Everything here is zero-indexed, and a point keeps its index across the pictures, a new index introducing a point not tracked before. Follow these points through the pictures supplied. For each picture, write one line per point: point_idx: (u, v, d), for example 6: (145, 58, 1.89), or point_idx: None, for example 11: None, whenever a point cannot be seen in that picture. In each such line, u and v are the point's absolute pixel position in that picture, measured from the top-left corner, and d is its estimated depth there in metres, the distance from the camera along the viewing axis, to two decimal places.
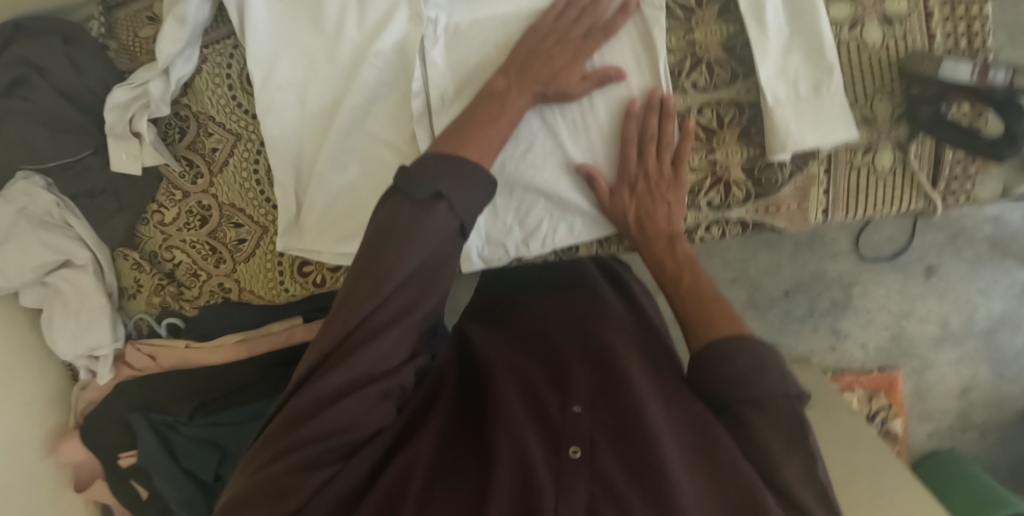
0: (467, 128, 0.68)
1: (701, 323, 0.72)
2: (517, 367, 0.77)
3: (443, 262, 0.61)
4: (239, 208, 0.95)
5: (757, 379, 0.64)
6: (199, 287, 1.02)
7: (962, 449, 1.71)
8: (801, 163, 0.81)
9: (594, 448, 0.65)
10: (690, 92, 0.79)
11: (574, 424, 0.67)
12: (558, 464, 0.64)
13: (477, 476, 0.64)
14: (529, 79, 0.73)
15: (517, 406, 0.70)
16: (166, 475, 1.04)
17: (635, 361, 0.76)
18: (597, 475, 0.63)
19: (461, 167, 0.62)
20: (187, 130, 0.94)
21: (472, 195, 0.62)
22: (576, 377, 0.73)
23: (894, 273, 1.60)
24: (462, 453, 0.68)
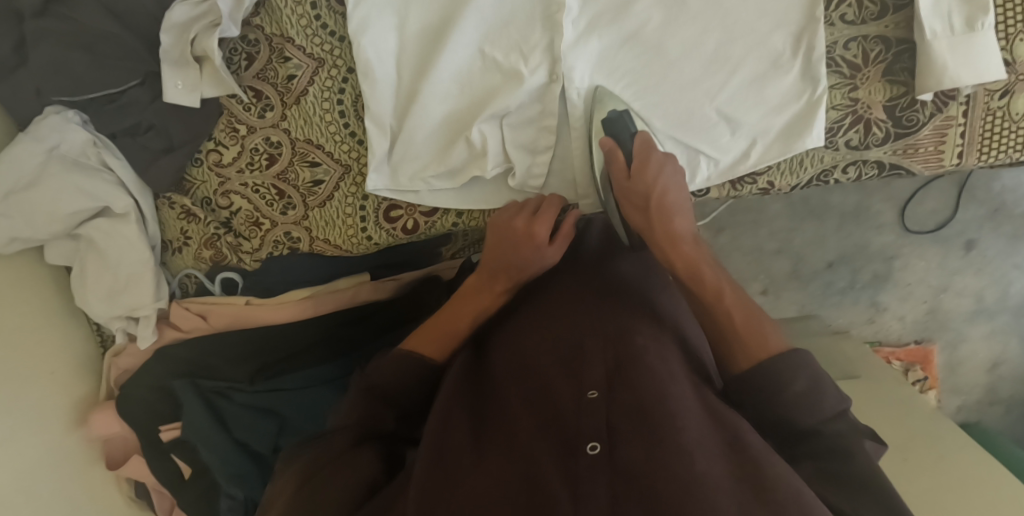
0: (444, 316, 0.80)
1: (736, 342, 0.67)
2: (524, 354, 0.72)
3: (409, 367, 0.74)
4: (317, 144, 0.85)
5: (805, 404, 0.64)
6: (261, 238, 0.91)
7: (988, 422, 1.74)
8: (942, 104, 0.77)
9: (613, 441, 0.59)
10: (837, 25, 0.75)
11: (590, 416, 0.61)
12: (575, 465, 0.57)
13: (482, 484, 0.58)
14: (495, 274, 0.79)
15: (528, 411, 0.65)
16: (217, 448, 0.94)
17: (654, 343, 0.70)
18: (621, 471, 0.56)
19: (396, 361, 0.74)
20: (256, 55, 0.84)
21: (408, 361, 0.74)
22: (586, 361, 0.67)
23: (934, 246, 1.59)
24: (469, 460, 0.62)
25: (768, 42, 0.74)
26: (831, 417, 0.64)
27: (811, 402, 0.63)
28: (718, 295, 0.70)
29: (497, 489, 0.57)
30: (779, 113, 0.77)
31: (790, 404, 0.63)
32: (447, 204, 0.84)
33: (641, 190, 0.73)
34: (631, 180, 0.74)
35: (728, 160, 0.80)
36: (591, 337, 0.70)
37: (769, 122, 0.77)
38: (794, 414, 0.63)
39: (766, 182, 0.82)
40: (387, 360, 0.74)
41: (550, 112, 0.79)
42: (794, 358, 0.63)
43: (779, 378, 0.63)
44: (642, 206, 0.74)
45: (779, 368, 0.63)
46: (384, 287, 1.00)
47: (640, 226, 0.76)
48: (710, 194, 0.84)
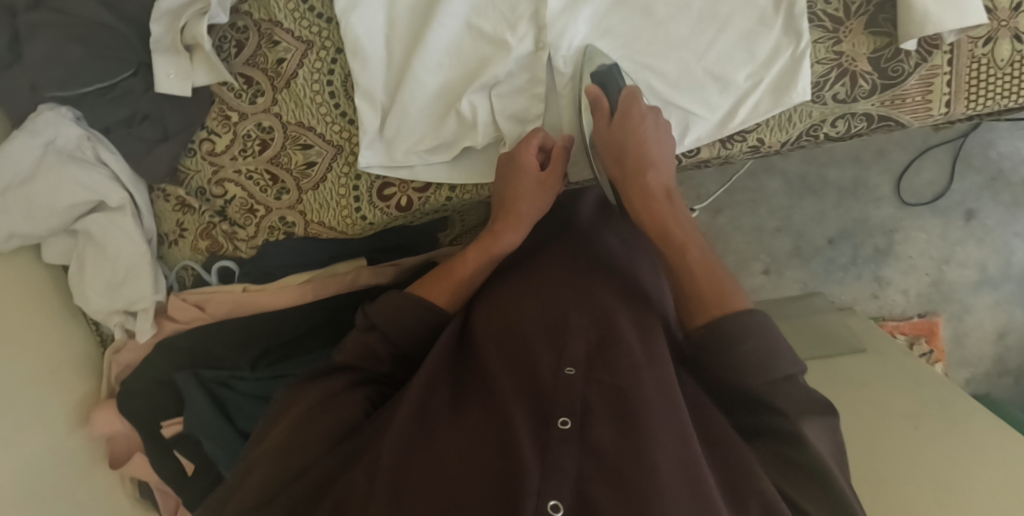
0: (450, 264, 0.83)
1: (698, 307, 0.69)
2: (508, 322, 0.75)
3: (407, 319, 0.76)
4: (309, 127, 0.85)
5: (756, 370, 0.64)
6: (256, 225, 0.91)
7: (999, 395, 1.71)
8: (926, 53, 0.77)
9: (585, 418, 0.63)
10: None
11: (566, 390, 0.65)
12: (546, 437, 0.61)
13: (455, 445, 0.62)
14: (494, 230, 0.82)
15: (509, 376, 0.68)
16: (218, 439, 0.93)
17: (636, 321, 0.73)
18: (587, 448, 0.61)
19: (401, 305, 0.76)
20: (246, 42, 0.85)
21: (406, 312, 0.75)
22: (570, 336, 0.70)
23: (934, 218, 1.59)
24: (448, 422, 0.66)
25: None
26: (781, 381, 0.64)
27: (764, 362, 0.64)
28: (680, 249, 0.73)
29: (471, 449, 0.62)
30: (771, 68, 0.77)
31: (744, 365, 0.64)
32: (439, 178, 0.83)
33: (619, 135, 0.76)
34: (612, 124, 0.76)
35: (722, 120, 0.80)
36: (577, 314, 0.73)
37: (760, 80, 0.77)
38: (751, 369, 0.64)
39: (756, 139, 0.81)
40: (388, 300, 0.76)
41: (541, 80, 0.78)
42: (755, 321, 0.64)
43: (734, 335, 0.64)
44: (618, 153, 0.77)
45: (728, 327, 0.65)
46: (383, 271, 0.99)
47: (613, 167, 0.79)
48: (702, 155, 0.83)
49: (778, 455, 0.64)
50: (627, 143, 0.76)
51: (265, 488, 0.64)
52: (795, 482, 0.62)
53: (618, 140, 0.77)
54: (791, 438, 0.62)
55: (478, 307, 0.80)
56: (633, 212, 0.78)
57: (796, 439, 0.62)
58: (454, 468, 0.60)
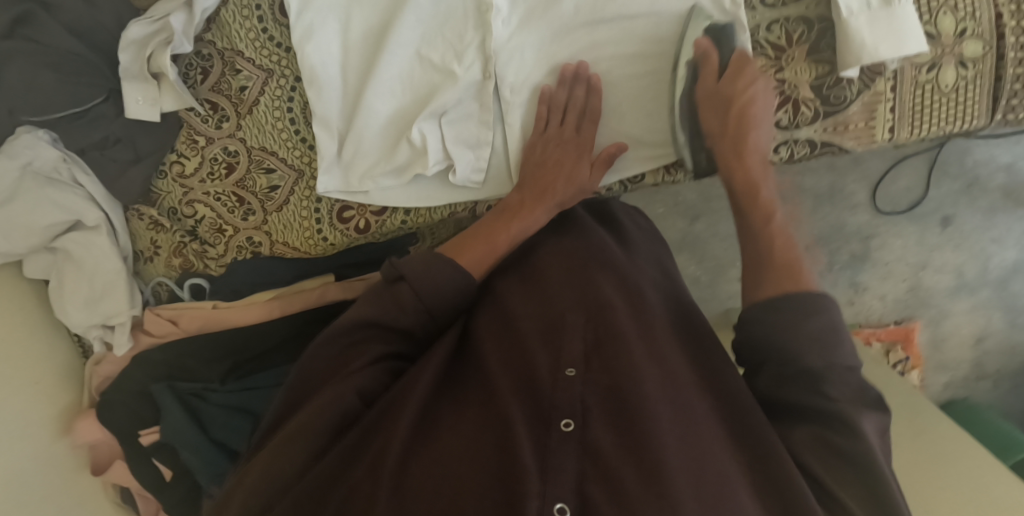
0: (502, 215, 0.81)
1: (775, 279, 0.71)
2: (511, 324, 0.76)
3: (430, 287, 0.74)
4: (271, 152, 0.88)
5: (811, 350, 0.64)
6: (225, 244, 0.95)
7: (976, 399, 1.73)
8: (869, 80, 0.79)
9: (586, 419, 0.64)
10: (758, 8, 0.77)
11: (566, 392, 0.66)
12: (547, 438, 0.63)
13: (458, 444, 0.63)
14: (546, 188, 0.81)
15: (509, 375, 0.70)
16: (193, 447, 0.96)
17: (632, 324, 0.74)
18: (588, 448, 0.62)
19: (441, 264, 0.75)
20: (210, 69, 0.87)
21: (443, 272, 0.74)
22: (568, 338, 0.72)
23: (911, 225, 1.60)
24: (450, 417, 0.67)
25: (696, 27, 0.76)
26: (829, 369, 0.64)
27: (827, 341, 0.65)
28: (766, 216, 0.75)
29: (474, 444, 0.63)
30: None
31: (795, 340, 0.65)
32: (394, 202, 0.86)
33: (727, 93, 0.76)
34: (720, 84, 0.77)
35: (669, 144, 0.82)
36: (575, 313, 0.74)
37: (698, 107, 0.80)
38: (820, 346, 0.64)
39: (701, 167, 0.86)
40: (422, 257, 0.75)
41: (488, 109, 0.81)
42: (827, 304, 0.66)
43: (803, 308, 0.66)
44: (722, 112, 0.77)
45: (799, 301, 0.67)
46: (352, 287, 1.02)
47: (710, 128, 0.79)
48: (646, 181, 0.88)
49: (819, 437, 0.64)
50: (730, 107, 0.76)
51: (269, 483, 0.64)
52: (829, 465, 0.62)
53: (720, 105, 0.77)
54: (843, 428, 0.62)
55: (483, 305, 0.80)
56: (726, 176, 0.79)
57: (851, 427, 0.61)
58: (458, 467, 0.61)
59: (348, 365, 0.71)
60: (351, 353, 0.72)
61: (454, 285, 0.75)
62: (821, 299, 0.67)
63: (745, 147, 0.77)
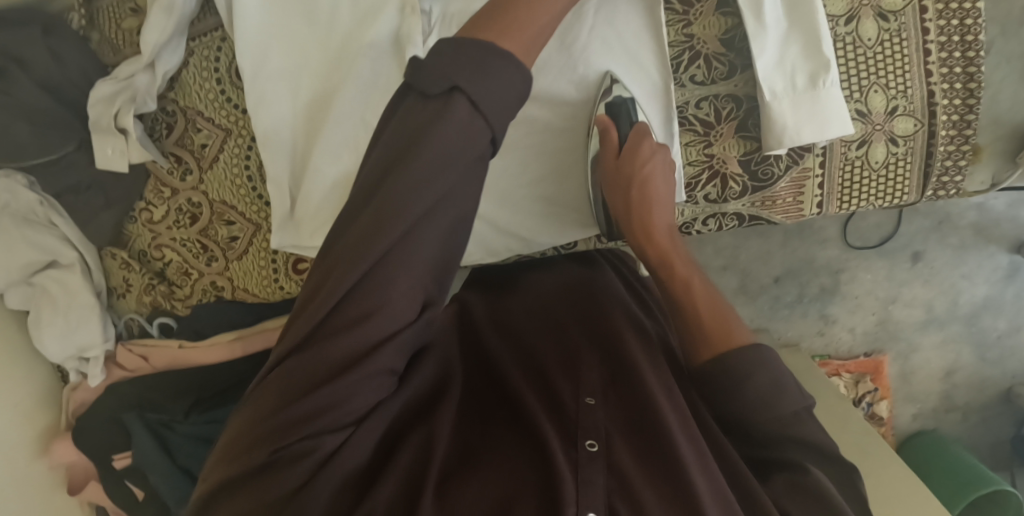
0: (500, 0, 0.48)
1: (692, 320, 0.66)
2: (523, 349, 0.70)
3: (470, 175, 0.46)
4: (230, 205, 0.93)
5: (772, 400, 0.59)
6: (191, 286, 1.00)
7: (945, 430, 1.73)
8: (797, 157, 0.83)
9: (611, 440, 0.58)
10: (687, 85, 0.80)
11: (589, 415, 0.60)
12: (573, 456, 0.56)
13: (483, 464, 0.55)
14: None
15: (529, 392, 0.63)
16: (163, 475, 1.03)
17: (641, 346, 0.69)
18: (616, 468, 0.56)
19: (495, 69, 0.45)
20: (174, 124, 0.93)
21: (454, 137, 0.44)
22: (584, 363, 0.66)
23: (880, 260, 1.62)
24: (478, 441, 0.58)
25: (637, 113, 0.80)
26: (801, 410, 0.60)
27: (771, 401, 0.59)
28: (686, 284, 0.67)
29: (512, 464, 0.55)
30: None
31: (759, 394, 0.59)
32: None
33: (627, 172, 0.73)
34: (620, 163, 0.74)
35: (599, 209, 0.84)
36: (586, 338, 0.70)
37: None
38: (766, 401, 0.59)
39: None
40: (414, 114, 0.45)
41: None
42: (759, 355, 0.60)
43: (760, 371, 0.60)
44: (626, 187, 0.73)
45: (742, 359, 0.60)
46: None
47: (614, 202, 0.75)
48: (580, 247, 0.91)
49: (793, 481, 0.59)
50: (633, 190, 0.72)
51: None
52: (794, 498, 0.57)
53: (621, 181, 0.74)
54: (818, 454, 0.60)
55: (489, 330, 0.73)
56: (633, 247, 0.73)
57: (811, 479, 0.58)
58: (491, 486, 0.53)
59: (338, 339, 0.46)
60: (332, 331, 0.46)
61: (471, 157, 0.45)
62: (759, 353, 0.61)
63: (652, 180, 0.72)
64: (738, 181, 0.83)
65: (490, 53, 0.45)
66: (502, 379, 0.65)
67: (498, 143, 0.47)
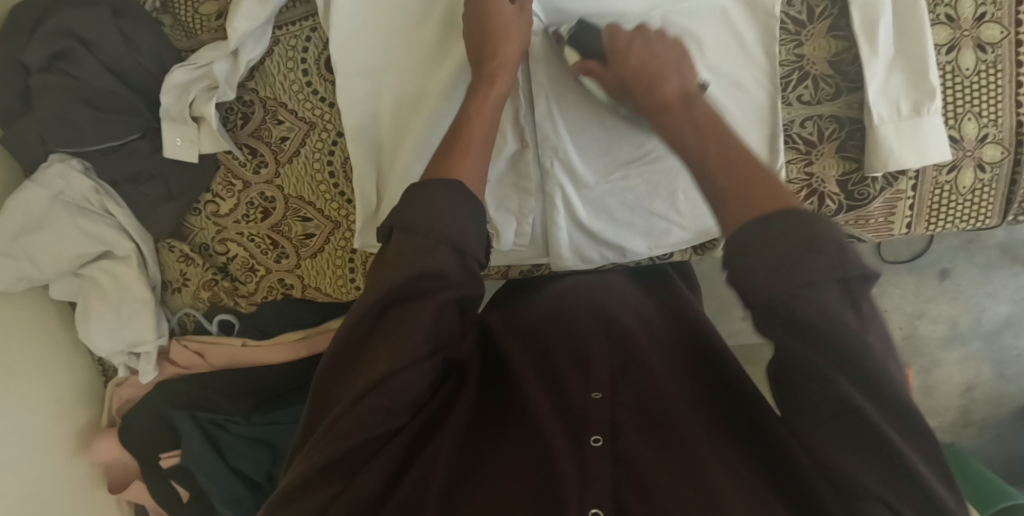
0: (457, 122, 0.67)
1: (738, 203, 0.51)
2: (534, 356, 0.73)
3: (422, 262, 0.55)
4: (308, 201, 0.91)
5: (806, 258, 0.45)
6: (256, 283, 0.97)
7: (962, 444, 1.74)
8: (892, 180, 0.84)
9: (617, 433, 0.59)
10: (794, 104, 0.81)
11: (597, 411, 0.61)
12: (579, 453, 0.58)
13: (491, 469, 0.58)
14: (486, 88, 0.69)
15: (539, 396, 0.65)
16: (214, 476, 0.99)
17: (658, 351, 0.71)
18: (623, 460, 0.57)
19: (439, 197, 0.57)
20: (251, 115, 0.89)
21: (444, 205, 0.57)
22: (593, 363, 0.68)
23: (910, 275, 1.64)
24: (488, 445, 0.61)
25: (743, 126, 0.80)
26: (820, 282, 0.45)
27: (798, 264, 0.45)
28: (711, 149, 0.56)
29: (517, 467, 0.58)
30: None
31: (772, 265, 0.46)
32: None
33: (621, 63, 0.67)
34: (608, 67, 0.69)
35: (695, 222, 0.85)
36: (599, 342, 0.72)
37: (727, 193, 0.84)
38: (787, 266, 0.46)
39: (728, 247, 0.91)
40: (421, 191, 0.58)
41: (527, 177, 0.82)
42: (804, 220, 0.47)
43: (766, 231, 0.47)
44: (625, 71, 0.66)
45: (782, 223, 0.47)
46: None
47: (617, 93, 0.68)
48: (674, 258, 0.92)
49: (812, 392, 0.47)
50: (629, 66, 0.66)
51: None
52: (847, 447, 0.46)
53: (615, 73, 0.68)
54: None
55: (506, 337, 0.77)
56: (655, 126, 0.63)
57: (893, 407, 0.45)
58: (499, 489, 0.56)
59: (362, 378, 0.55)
60: (355, 352, 0.58)
61: (417, 271, 0.54)
62: (810, 221, 0.47)
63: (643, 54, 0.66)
64: (835, 200, 0.85)
65: (439, 181, 0.59)
66: (512, 384, 0.68)
67: (464, 245, 0.57)
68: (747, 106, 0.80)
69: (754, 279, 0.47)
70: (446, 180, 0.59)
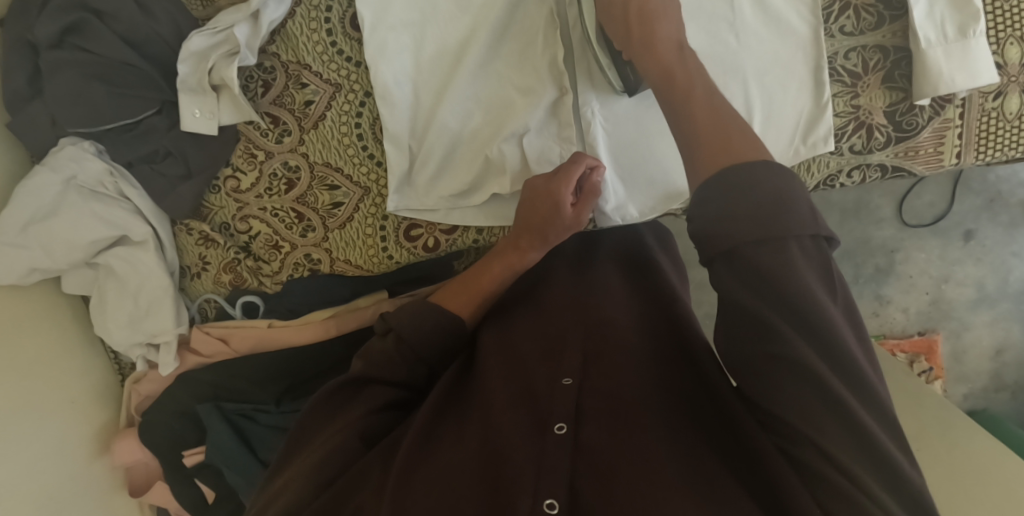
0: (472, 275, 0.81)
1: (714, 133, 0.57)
2: (508, 349, 0.72)
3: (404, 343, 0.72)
4: (335, 167, 0.86)
5: (778, 203, 0.50)
6: (281, 261, 0.92)
7: (997, 410, 1.59)
8: (938, 107, 0.81)
9: (580, 422, 0.58)
10: (836, 36, 0.79)
11: (561, 398, 0.61)
12: (542, 441, 0.57)
13: (453, 458, 0.58)
14: (477, 287, 0.80)
15: (507, 389, 0.65)
16: (242, 468, 0.97)
17: (635, 342, 0.69)
18: (584, 449, 0.56)
19: (422, 311, 0.74)
20: (273, 81, 0.85)
21: (422, 321, 0.73)
22: (566, 355, 0.67)
23: (934, 239, 1.52)
24: (452, 435, 0.61)
25: (785, 58, 0.78)
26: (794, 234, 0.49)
27: (776, 214, 0.49)
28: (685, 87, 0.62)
29: (478, 454, 0.57)
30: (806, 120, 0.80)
31: (752, 218, 0.50)
32: (461, 219, 0.87)
33: (622, 1, 0.69)
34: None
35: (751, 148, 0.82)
36: (574, 334, 0.70)
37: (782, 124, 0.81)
38: (766, 212, 0.50)
39: None
40: (410, 307, 0.75)
41: (569, 124, 0.81)
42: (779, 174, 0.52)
43: (734, 178, 0.52)
44: (621, 15, 0.69)
45: (757, 171, 0.52)
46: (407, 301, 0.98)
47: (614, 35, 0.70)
48: None
49: (796, 373, 0.49)
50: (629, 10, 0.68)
51: None
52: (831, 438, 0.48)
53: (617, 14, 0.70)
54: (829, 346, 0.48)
55: (487, 334, 0.77)
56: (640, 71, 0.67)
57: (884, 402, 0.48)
58: (457, 475, 0.55)
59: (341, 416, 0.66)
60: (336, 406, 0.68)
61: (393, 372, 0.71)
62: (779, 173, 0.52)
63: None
64: (886, 129, 0.82)
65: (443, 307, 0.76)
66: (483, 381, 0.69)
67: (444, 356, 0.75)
68: (789, 37, 0.78)
69: (744, 233, 0.50)
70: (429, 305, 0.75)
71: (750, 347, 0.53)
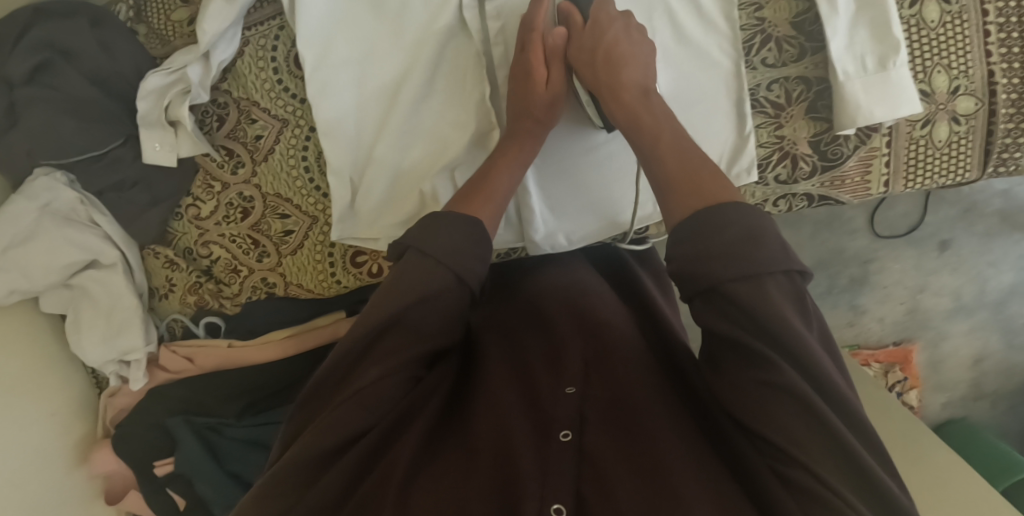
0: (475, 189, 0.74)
1: (683, 193, 0.62)
2: (511, 349, 0.73)
3: (433, 288, 0.62)
4: (285, 198, 0.92)
5: (754, 247, 0.55)
6: (240, 284, 0.98)
7: (975, 419, 1.60)
8: (864, 137, 0.83)
9: (584, 427, 0.61)
10: (759, 68, 0.81)
11: (565, 405, 0.63)
12: (546, 447, 0.59)
13: (458, 455, 0.59)
14: (483, 202, 0.72)
15: (509, 388, 0.66)
16: (210, 479, 1.00)
17: (631, 349, 0.71)
18: (589, 457, 0.58)
19: (449, 224, 0.66)
20: (226, 116, 0.90)
21: (453, 235, 0.65)
22: (568, 360, 0.69)
23: (909, 249, 1.51)
24: (455, 432, 0.62)
25: (707, 91, 0.80)
26: (767, 273, 0.54)
27: (748, 252, 0.54)
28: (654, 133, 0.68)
29: (482, 453, 0.58)
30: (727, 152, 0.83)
31: (727, 250, 0.55)
32: None
33: (590, 44, 0.74)
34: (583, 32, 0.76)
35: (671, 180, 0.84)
36: (575, 339, 0.72)
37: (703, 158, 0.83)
38: (736, 256, 0.55)
39: None
40: (435, 224, 0.66)
41: None
42: (732, 214, 0.57)
43: (699, 222, 0.58)
44: (590, 52, 0.74)
45: (728, 214, 0.57)
46: None
47: (588, 81, 0.76)
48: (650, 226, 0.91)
49: (764, 383, 0.53)
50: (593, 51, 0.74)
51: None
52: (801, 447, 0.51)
53: (588, 53, 0.75)
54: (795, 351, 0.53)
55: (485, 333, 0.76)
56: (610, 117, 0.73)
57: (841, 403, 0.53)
58: (461, 476, 0.56)
59: (349, 383, 0.60)
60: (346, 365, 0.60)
61: (414, 294, 0.61)
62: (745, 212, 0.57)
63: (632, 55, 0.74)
64: (811, 158, 0.84)
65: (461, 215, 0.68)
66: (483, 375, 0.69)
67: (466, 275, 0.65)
68: (711, 71, 0.80)
69: (715, 268, 0.55)
70: (453, 214, 0.67)
71: (727, 379, 0.58)
